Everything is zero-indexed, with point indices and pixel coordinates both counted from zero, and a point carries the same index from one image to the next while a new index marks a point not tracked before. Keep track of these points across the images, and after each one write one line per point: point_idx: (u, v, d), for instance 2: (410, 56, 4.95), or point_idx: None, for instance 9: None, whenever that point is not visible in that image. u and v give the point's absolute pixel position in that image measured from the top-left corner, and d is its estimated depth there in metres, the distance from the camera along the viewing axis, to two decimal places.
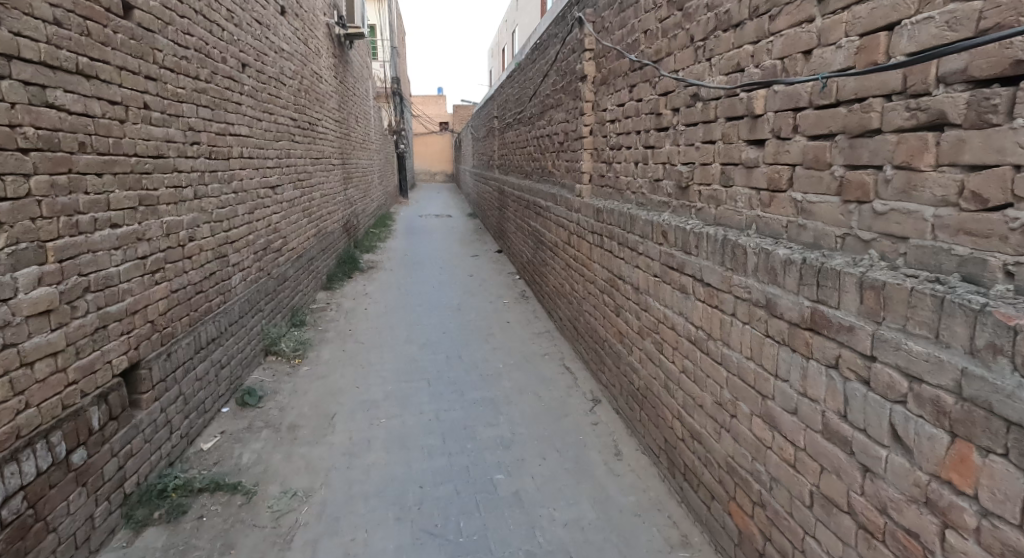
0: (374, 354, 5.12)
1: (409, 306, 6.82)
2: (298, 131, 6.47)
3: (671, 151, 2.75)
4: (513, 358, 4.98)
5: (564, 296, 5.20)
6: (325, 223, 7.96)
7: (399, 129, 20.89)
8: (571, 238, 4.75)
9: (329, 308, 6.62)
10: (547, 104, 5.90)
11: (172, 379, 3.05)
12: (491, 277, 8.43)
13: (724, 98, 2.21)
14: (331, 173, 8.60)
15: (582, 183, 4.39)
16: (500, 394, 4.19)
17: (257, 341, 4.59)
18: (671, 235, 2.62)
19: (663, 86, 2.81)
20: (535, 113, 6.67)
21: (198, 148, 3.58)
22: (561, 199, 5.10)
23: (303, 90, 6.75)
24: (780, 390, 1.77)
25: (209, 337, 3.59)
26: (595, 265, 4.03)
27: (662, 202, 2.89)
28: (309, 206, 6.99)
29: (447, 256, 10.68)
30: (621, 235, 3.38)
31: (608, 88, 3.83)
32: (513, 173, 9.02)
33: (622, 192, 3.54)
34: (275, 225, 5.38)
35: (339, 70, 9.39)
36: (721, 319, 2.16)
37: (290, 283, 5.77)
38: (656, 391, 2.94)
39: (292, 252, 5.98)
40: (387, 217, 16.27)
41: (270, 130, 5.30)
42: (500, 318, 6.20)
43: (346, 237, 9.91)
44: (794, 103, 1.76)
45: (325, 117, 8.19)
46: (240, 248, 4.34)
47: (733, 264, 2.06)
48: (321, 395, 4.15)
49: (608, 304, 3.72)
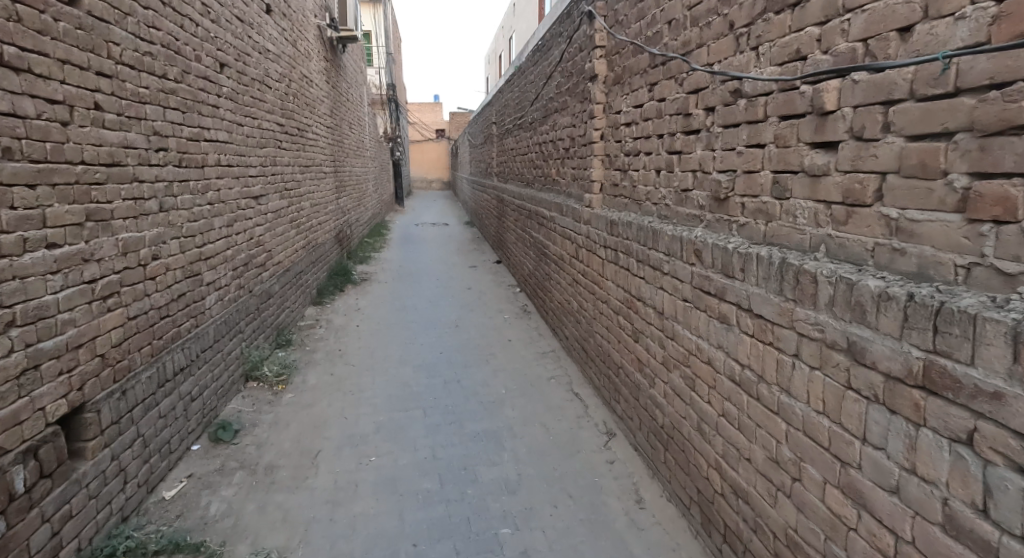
0: (365, 378, 4.72)
1: (404, 323, 6.42)
2: (285, 138, 6.10)
3: (704, 156, 2.38)
4: (516, 382, 4.58)
5: (570, 314, 4.81)
6: (315, 234, 7.56)
7: (395, 136, 20.54)
8: (579, 253, 4.38)
9: (318, 326, 6.21)
10: (551, 109, 5.54)
11: (127, 421, 2.65)
12: (491, 290, 8.05)
13: (778, 92, 1.85)
14: (323, 182, 8.24)
15: (592, 193, 4.02)
16: (504, 425, 3.80)
17: (235, 366, 4.18)
18: (707, 254, 2.25)
19: (693, 83, 2.45)
20: (537, 118, 6.33)
21: (165, 155, 3.20)
22: (567, 209, 4.73)
23: (291, 95, 6.39)
24: (871, 460, 1.40)
25: (176, 368, 3.20)
26: (608, 284, 3.66)
27: (692, 216, 2.52)
28: (298, 217, 6.60)
29: (444, 267, 10.29)
30: (641, 252, 3.01)
31: (622, 88, 3.48)
32: (513, 181, 8.67)
33: (640, 203, 3.17)
34: (259, 239, 4.99)
35: (331, 75, 9.02)
36: (778, 359, 1.78)
37: (275, 300, 5.37)
38: (686, 434, 2.55)
39: (278, 268, 5.59)
40: (381, 226, 15.87)
41: (253, 136, 4.93)
42: (501, 336, 5.81)
43: (338, 249, 9.51)
44: (885, 94, 1.40)
45: (316, 124, 7.81)
46: (216, 265, 3.95)
47: (794, 294, 1.69)
48: (304, 428, 3.75)
49: (625, 327, 3.34)
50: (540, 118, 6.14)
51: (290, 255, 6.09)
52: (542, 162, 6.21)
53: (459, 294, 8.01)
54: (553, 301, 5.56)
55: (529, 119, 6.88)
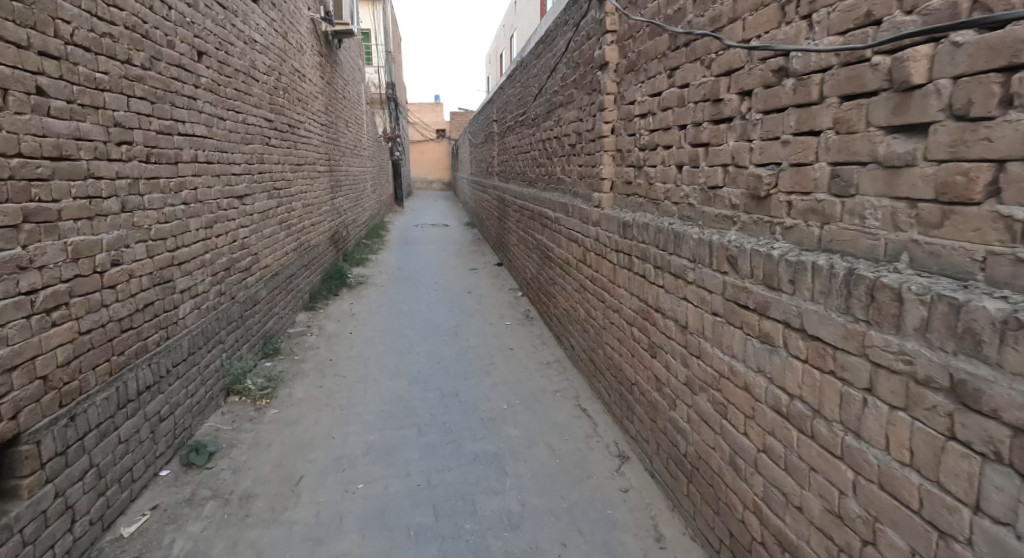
0: (357, 391, 4.40)
1: (400, 330, 6.10)
2: (274, 135, 5.78)
3: (738, 148, 2.06)
4: (519, 396, 4.25)
5: (577, 322, 4.49)
6: (307, 236, 7.24)
7: (395, 136, 20.23)
8: (587, 258, 4.06)
9: (309, 333, 5.89)
10: (556, 103, 5.22)
11: (77, 450, 2.34)
12: (491, 294, 7.73)
13: (839, 67, 1.52)
14: (316, 181, 7.92)
15: (602, 192, 3.69)
16: (506, 445, 3.47)
17: (213, 380, 3.86)
18: (743, 261, 1.92)
19: (725, 63, 2.13)
20: (540, 113, 6.01)
21: (129, 150, 2.89)
22: (574, 209, 4.41)
23: (280, 90, 6.07)
24: (988, 537, 1.07)
25: (141, 387, 2.88)
26: (620, 292, 3.33)
27: (722, 217, 2.19)
28: (289, 218, 6.28)
29: (443, 269, 9.97)
30: (659, 257, 2.68)
31: (636, 75, 3.16)
32: (514, 181, 8.36)
33: (658, 203, 2.85)
34: (243, 241, 4.68)
35: (325, 70, 8.72)
36: (842, 392, 1.46)
37: (262, 306, 5.05)
38: (715, 468, 2.22)
39: (265, 272, 5.26)
40: (380, 227, 15.56)
41: (236, 131, 4.61)
42: (502, 344, 5.50)
43: (333, 251, 9.19)
44: (1006, 57, 1.07)
45: (308, 121, 7.50)
46: (192, 271, 3.63)
47: (867, 313, 1.36)
48: (287, 450, 3.43)
49: (641, 340, 3.01)
50: (544, 113, 5.82)
51: (278, 258, 5.77)
52: (545, 160, 5.89)
53: (458, 298, 7.70)
54: (557, 308, 5.24)
55: (532, 115, 6.56)
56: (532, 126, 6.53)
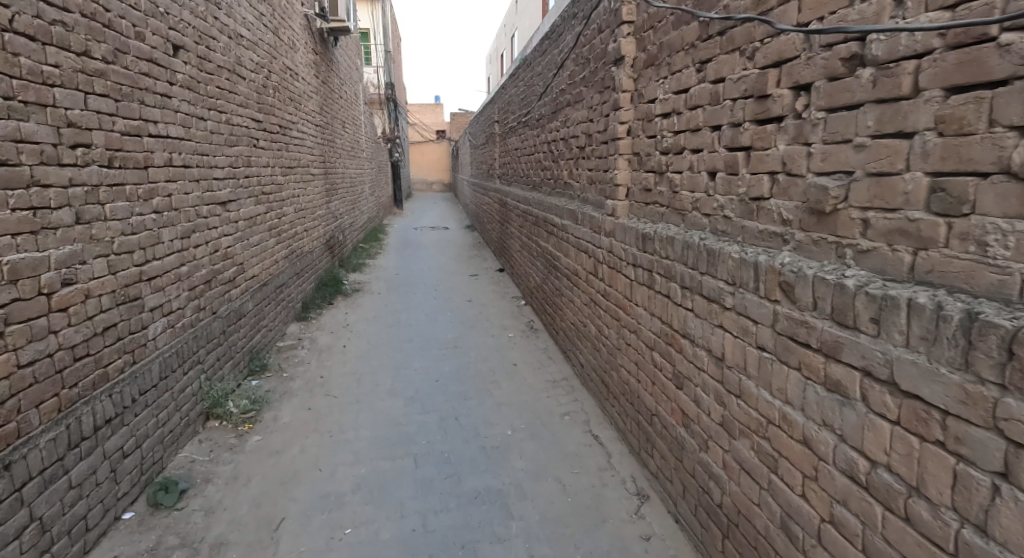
0: (348, 414, 4.07)
1: (396, 343, 5.78)
2: (263, 136, 5.49)
3: (791, 153, 1.72)
4: (524, 422, 3.93)
5: (587, 338, 4.17)
6: (300, 243, 6.93)
7: (394, 137, 19.94)
8: (598, 270, 3.74)
9: (299, 347, 5.57)
10: (563, 102, 4.90)
11: (13, 503, 2.04)
12: (493, 303, 7.42)
13: (945, 49, 1.19)
14: (310, 184, 7.61)
15: (617, 199, 3.37)
16: (510, 481, 3.14)
17: (190, 405, 3.54)
18: (802, 290, 1.58)
19: (773, 52, 1.80)
20: (545, 114, 5.69)
21: (87, 153, 2.58)
22: (584, 215, 4.08)
23: (270, 89, 5.78)
24: None
25: (100, 420, 2.56)
26: (639, 312, 3.00)
27: (769, 234, 1.87)
28: (279, 224, 5.98)
29: (443, 276, 9.66)
30: (688, 277, 2.35)
31: (657, 70, 2.84)
32: (517, 184, 8.05)
33: (684, 214, 2.53)
34: (225, 251, 4.37)
35: (319, 69, 8.41)
36: (959, 473, 1.12)
37: (247, 320, 4.73)
38: (760, 529, 1.89)
39: (250, 283, 4.94)
40: (378, 230, 15.25)
41: (218, 133, 4.30)
42: (504, 359, 5.18)
43: (328, 257, 8.88)
44: None
45: (301, 121, 7.20)
46: (164, 287, 3.31)
47: (1004, 374, 1.03)
48: (269, 485, 3.10)
49: (664, 368, 2.69)
50: (549, 113, 5.53)
51: (267, 267, 5.45)
52: (550, 161, 5.59)
53: (458, 306, 7.40)
54: (564, 321, 4.94)
55: (536, 115, 6.26)
56: (536, 128, 6.24)
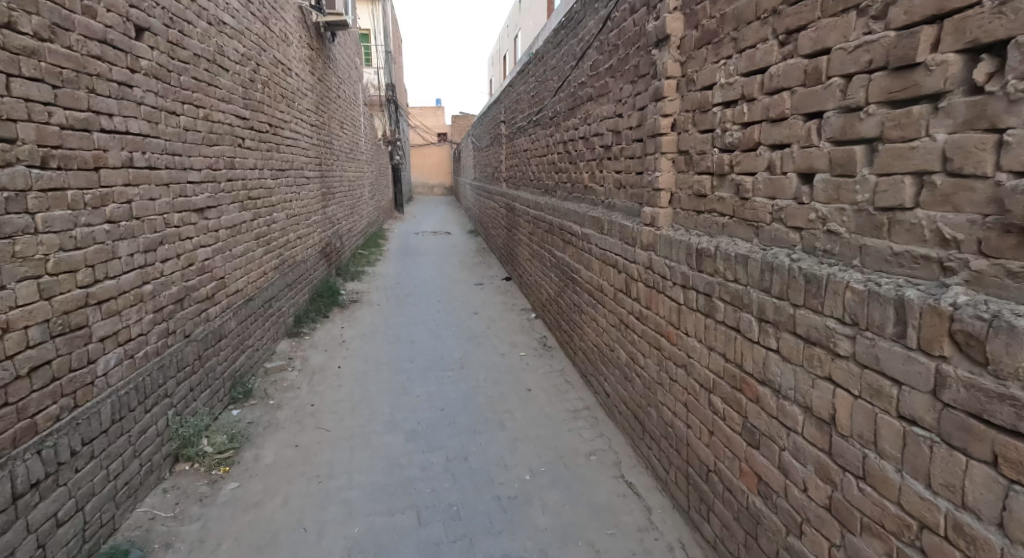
0: (341, 453, 3.55)
1: (396, 364, 5.27)
2: (250, 135, 4.99)
3: (960, 144, 1.21)
4: (544, 464, 3.40)
5: (615, 365, 3.66)
6: (292, 251, 6.41)
7: (395, 139, 19.44)
8: (633, 289, 3.22)
9: (289, 368, 5.04)
10: (584, 97, 4.39)
11: None
12: (501, 316, 6.90)
13: None
14: (304, 188, 7.12)
15: (658, 206, 2.86)
16: (532, 546, 2.62)
17: (154, 449, 3.03)
18: (1004, 347, 1.07)
19: (924, 3, 1.29)
20: (561, 111, 5.20)
21: (7, 149, 2.10)
22: (613, 225, 3.57)
23: (258, 83, 5.28)
24: None
25: (20, 486, 2.06)
26: (690, 343, 2.49)
27: (912, 259, 1.35)
28: (268, 232, 5.48)
29: (447, 285, 9.16)
30: (771, 309, 1.84)
31: (716, 49, 2.33)
32: (526, 188, 7.57)
33: (760, 227, 2.01)
34: (203, 264, 3.87)
35: (315, 65, 7.92)
36: None
37: (228, 341, 4.22)
38: None
39: (233, 300, 4.42)
40: (378, 235, 14.77)
41: (194, 130, 3.81)
42: (517, 384, 4.67)
43: (324, 265, 8.36)
44: None
45: (294, 120, 6.72)
46: (120, 310, 2.78)
47: None
48: (242, 552, 2.58)
49: (729, 419, 2.17)
50: (566, 109, 5.02)
51: (253, 280, 4.94)
52: (567, 162, 5.08)
53: (463, 319, 6.90)
54: (585, 341, 4.43)
55: (550, 113, 5.76)
56: (550, 127, 5.74)
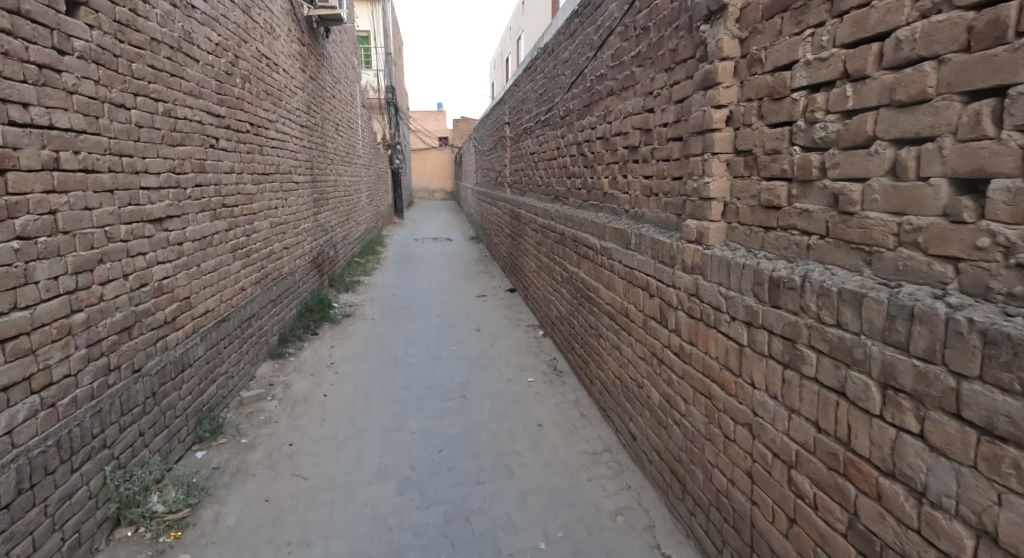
0: (318, 510, 2.99)
1: (389, 392, 4.72)
2: (223, 135, 4.47)
3: None
4: (561, 527, 2.84)
5: (646, 406, 3.10)
6: (277, 263, 5.89)
7: (395, 143, 19.01)
8: (671, 319, 2.66)
9: (267, 398, 4.49)
10: (606, 91, 3.85)
11: None
12: (507, 335, 6.35)
13: None
14: (292, 194, 6.60)
15: (708, 219, 2.30)
16: None
17: (84, 516, 2.48)
18: None
19: None
20: (575, 109, 4.68)
21: None
22: (644, 240, 3.01)
23: (235, 77, 4.76)
24: None
25: None
26: (758, 399, 1.92)
27: None
28: (248, 243, 4.96)
29: (447, 297, 8.62)
30: (907, 375, 1.28)
31: (796, 16, 1.79)
32: (533, 194, 7.05)
33: (875, 254, 1.46)
34: (162, 285, 3.33)
35: (304, 62, 7.43)
36: None
37: (192, 371, 3.68)
38: None
39: (200, 323, 3.88)
40: (376, 242, 14.23)
41: (151, 127, 3.28)
42: (526, 420, 4.12)
43: (315, 276, 7.83)
44: None
45: (281, 121, 6.22)
46: (35, 348, 2.24)
47: None
48: None
49: (823, 512, 1.61)
50: (581, 107, 4.49)
51: (226, 298, 4.40)
52: (582, 166, 4.55)
53: (464, 337, 6.35)
54: (606, 371, 3.88)
55: (561, 112, 5.23)
56: (562, 127, 5.21)
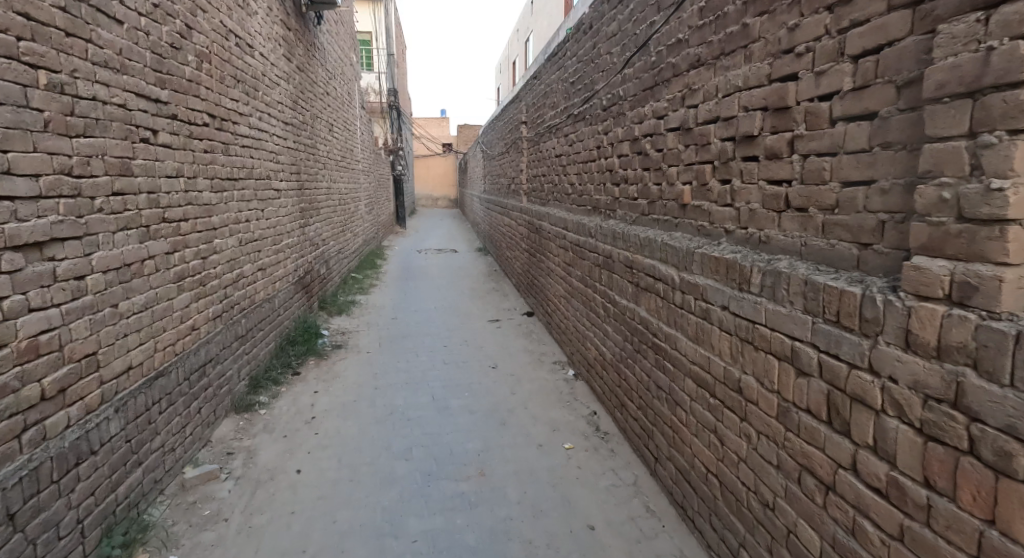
0: None
1: (383, 466, 3.62)
2: (162, 125, 3.38)
3: None
4: None
5: (783, 545, 1.97)
6: (246, 290, 4.81)
7: (397, 148, 18.08)
8: (868, 429, 1.53)
9: (219, 479, 3.38)
10: (695, 63, 2.76)
11: None
12: (531, 377, 5.24)
13: None
14: (269, 203, 5.54)
15: (995, 261, 1.20)
16: None
17: None
18: None
19: None
20: (635, 97, 3.62)
21: None
22: (788, 282, 1.89)
23: (182, 53, 3.69)
24: None
25: None
26: None
27: None
28: (199, 269, 3.86)
29: (455, 322, 7.54)
30: None
31: None
32: (559, 205, 5.97)
33: None
34: (37, 344, 2.26)
35: (287, 48, 6.40)
36: None
37: (97, 461, 2.58)
38: None
39: (114, 388, 2.76)
40: (375, 255, 13.16)
41: (21, 105, 2.21)
42: (570, 519, 3.00)
43: (301, 299, 6.75)
44: None
45: (254, 115, 5.18)
46: None
47: None
48: None
49: None
50: (650, 91, 3.39)
51: (163, 344, 3.29)
52: (647, 170, 3.45)
53: (479, 381, 5.23)
54: (690, 458, 2.76)
55: (609, 102, 4.14)
56: (611, 120, 4.12)
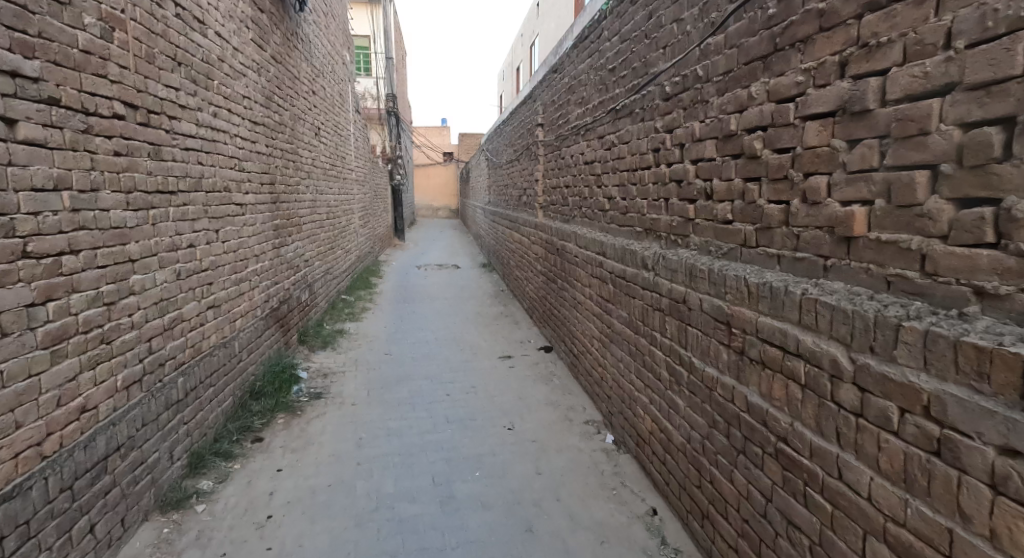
0: None
1: None
2: (21, 112, 2.26)
3: None
4: None
5: None
6: (187, 337, 3.67)
7: (395, 156, 17.01)
8: None
9: None
10: (880, 1, 1.64)
11: None
12: (560, 448, 4.10)
13: None
14: (225, 222, 4.42)
15: None
16: None
17: None
18: None
19: None
20: (732, 79, 2.52)
21: None
22: None
23: (73, 10, 2.57)
24: None
25: None
26: None
27: None
28: (100, 321, 2.72)
29: (459, 359, 6.39)
30: None
31: None
32: (590, 224, 4.85)
33: None
34: None
35: (257, 32, 5.31)
36: None
37: None
38: None
39: None
40: (371, 272, 12.03)
41: None
42: None
43: (273, 336, 5.60)
44: None
45: (205, 109, 4.08)
46: None
47: None
48: None
49: None
50: (764, 62, 2.28)
51: (14, 446, 2.18)
52: (760, 181, 2.32)
53: (493, 453, 4.08)
54: None
55: (684, 87, 3.02)
56: (688, 112, 3.00)
